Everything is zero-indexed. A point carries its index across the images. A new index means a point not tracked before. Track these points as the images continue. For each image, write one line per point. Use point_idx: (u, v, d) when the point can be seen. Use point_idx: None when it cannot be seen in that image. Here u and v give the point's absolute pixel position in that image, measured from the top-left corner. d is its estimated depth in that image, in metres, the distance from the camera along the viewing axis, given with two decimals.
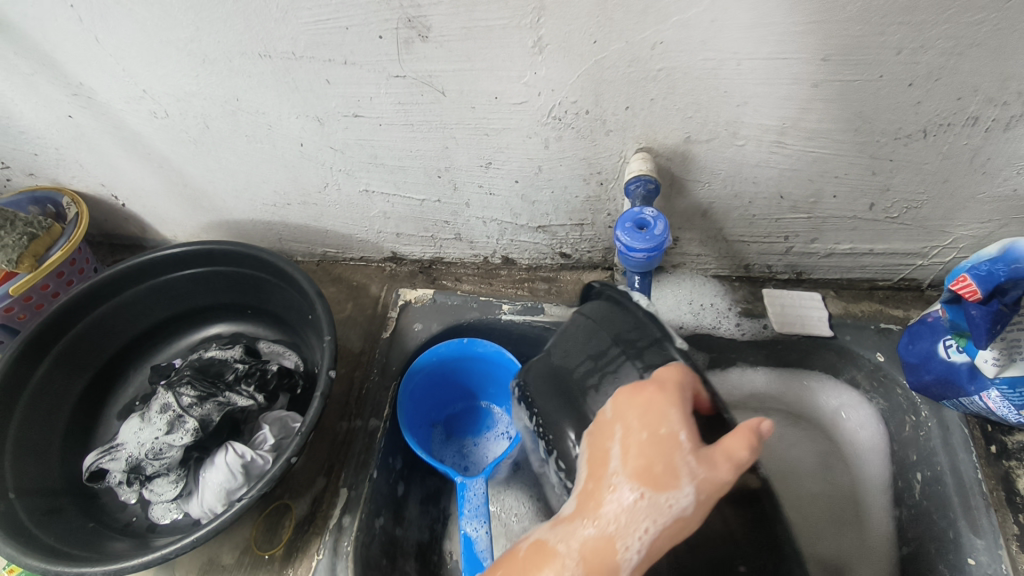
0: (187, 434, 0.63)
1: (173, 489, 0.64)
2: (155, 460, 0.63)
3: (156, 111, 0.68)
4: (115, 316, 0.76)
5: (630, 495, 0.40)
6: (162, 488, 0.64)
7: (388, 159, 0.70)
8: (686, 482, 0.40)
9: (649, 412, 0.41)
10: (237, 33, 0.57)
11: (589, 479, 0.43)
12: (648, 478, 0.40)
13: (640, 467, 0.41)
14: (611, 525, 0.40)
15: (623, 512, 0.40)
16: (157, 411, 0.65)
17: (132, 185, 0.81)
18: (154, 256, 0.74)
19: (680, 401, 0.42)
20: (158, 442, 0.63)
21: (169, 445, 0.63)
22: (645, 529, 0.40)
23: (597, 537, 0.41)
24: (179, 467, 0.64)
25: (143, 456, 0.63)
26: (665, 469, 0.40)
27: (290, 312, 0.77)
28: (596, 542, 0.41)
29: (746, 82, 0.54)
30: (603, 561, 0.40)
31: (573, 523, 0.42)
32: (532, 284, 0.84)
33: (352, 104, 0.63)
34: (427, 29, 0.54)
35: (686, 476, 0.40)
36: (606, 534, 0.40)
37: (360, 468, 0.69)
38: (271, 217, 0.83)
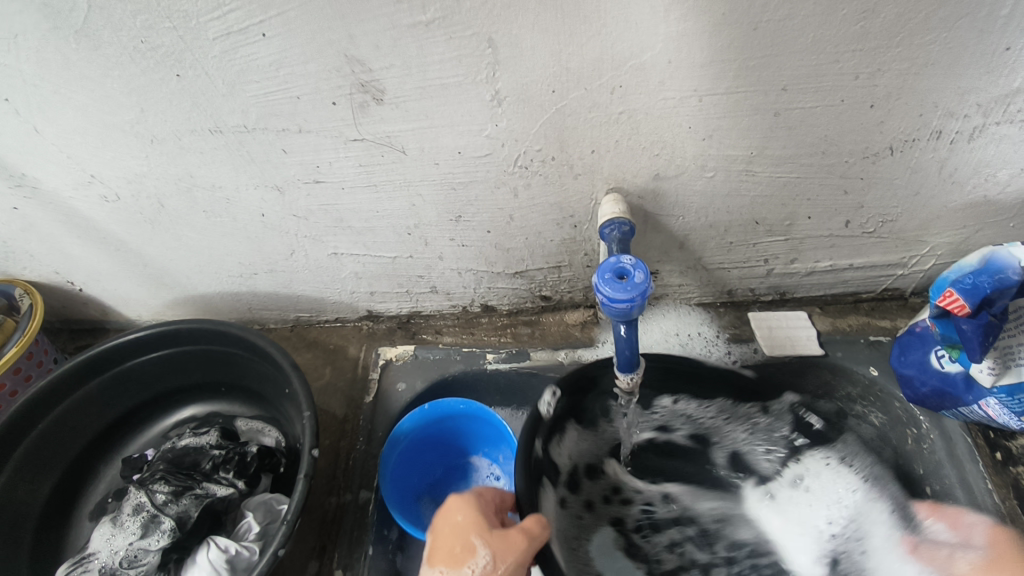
0: (164, 536, 0.59)
1: None
2: (131, 568, 0.59)
3: (106, 195, 0.65)
4: (78, 411, 0.72)
5: (481, 555, 0.48)
6: None
7: (355, 222, 0.68)
8: (475, 538, 0.50)
9: (459, 537, 0.50)
10: (183, 111, 0.55)
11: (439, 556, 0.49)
12: (482, 532, 0.50)
13: (471, 526, 0.51)
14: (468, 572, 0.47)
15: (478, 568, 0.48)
16: (129, 514, 0.61)
17: (88, 270, 0.77)
18: (118, 343, 0.71)
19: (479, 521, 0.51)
20: (133, 547, 0.59)
21: (145, 550, 0.59)
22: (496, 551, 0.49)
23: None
24: (157, 572, 0.59)
25: (118, 565, 0.59)
26: (461, 549, 0.49)
27: (266, 387, 0.74)
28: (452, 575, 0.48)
29: (709, 117, 0.53)
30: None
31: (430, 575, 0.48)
32: (515, 329, 0.82)
33: (311, 170, 0.61)
34: (381, 92, 0.52)
35: (487, 540, 0.49)
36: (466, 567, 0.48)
37: (353, 546, 0.66)
38: (239, 288, 0.80)
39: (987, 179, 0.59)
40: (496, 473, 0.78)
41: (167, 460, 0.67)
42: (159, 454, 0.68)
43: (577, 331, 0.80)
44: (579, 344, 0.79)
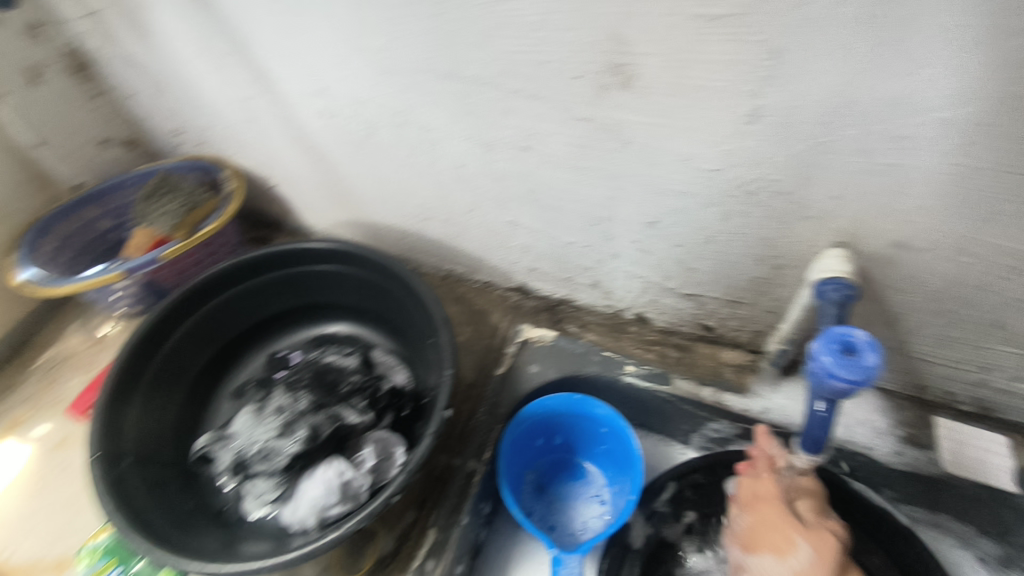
0: (296, 443, 0.64)
1: (272, 491, 0.64)
2: (263, 461, 0.64)
3: (328, 109, 0.68)
4: (246, 298, 0.77)
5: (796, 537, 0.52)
6: (261, 490, 0.64)
7: (546, 197, 0.65)
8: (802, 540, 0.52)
9: (778, 529, 0.54)
10: (428, 50, 0.55)
11: (767, 549, 0.53)
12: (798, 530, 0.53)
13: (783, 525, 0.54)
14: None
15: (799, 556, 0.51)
16: (270, 412, 0.68)
17: (287, 171, 0.82)
18: (293, 248, 0.74)
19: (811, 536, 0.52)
20: (268, 444, 0.65)
21: (278, 450, 0.64)
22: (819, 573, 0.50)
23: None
24: (282, 472, 0.63)
25: (252, 454, 0.65)
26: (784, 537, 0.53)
27: (411, 329, 0.75)
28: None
29: (999, 198, 0.45)
30: None
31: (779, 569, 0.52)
32: (663, 349, 0.77)
33: (525, 137, 0.59)
34: (631, 78, 0.49)
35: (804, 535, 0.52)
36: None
37: (451, 511, 0.66)
38: (410, 226, 0.81)
39: None
40: (603, 496, 0.76)
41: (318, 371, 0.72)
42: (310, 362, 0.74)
43: (729, 371, 0.74)
44: (728, 387, 0.72)
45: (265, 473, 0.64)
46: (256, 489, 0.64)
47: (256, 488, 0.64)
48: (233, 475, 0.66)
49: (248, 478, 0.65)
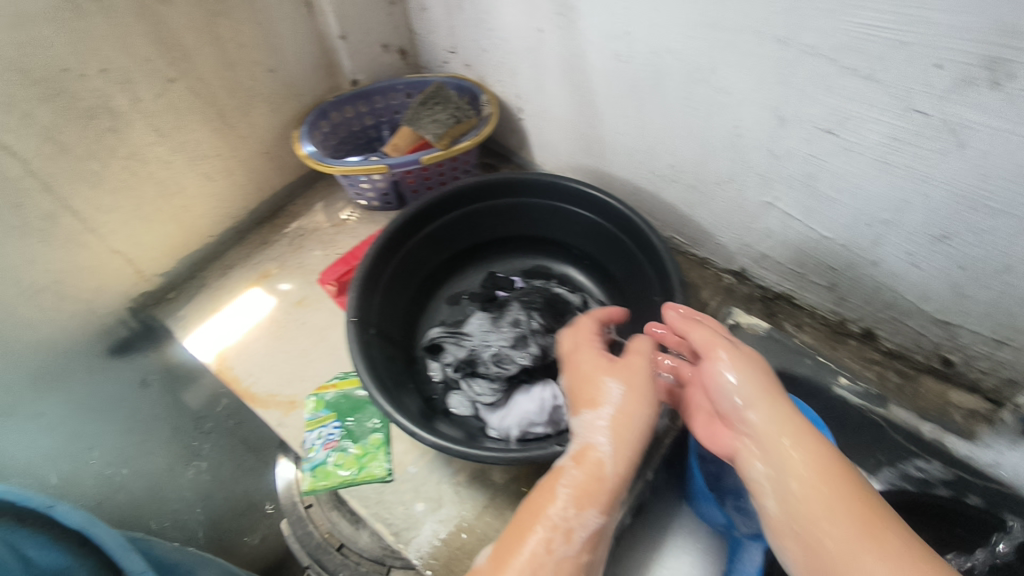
0: (527, 357, 0.69)
1: (488, 395, 0.68)
2: (492, 364, 0.69)
3: (620, 53, 0.68)
4: (483, 216, 0.82)
5: (614, 388, 0.54)
6: (478, 390, 0.68)
7: (824, 185, 0.63)
8: (614, 382, 0.54)
9: (591, 382, 0.56)
10: (769, 10, 0.53)
11: (582, 402, 0.55)
12: (623, 375, 0.55)
13: (618, 369, 0.55)
14: (579, 525, 0.48)
15: (612, 397, 0.53)
16: (507, 324, 0.74)
17: (543, 106, 0.84)
18: (541, 178, 0.77)
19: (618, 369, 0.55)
20: (502, 351, 0.70)
21: (510, 358, 0.69)
22: (626, 400, 0.53)
23: (607, 425, 0.52)
24: (504, 380, 0.68)
25: (484, 356, 0.71)
26: (596, 391, 0.55)
27: (633, 284, 0.77)
28: (577, 500, 0.49)
29: None
30: (589, 488, 0.49)
31: (590, 414, 0.53)
32: (883, 372, 0.74)
33: (834, 119, 0.57)
34: (1007, 77, 0.45)
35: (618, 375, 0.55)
36: (563, 521, 0.48)
37: (641, 464, 0.67)
38: (647, 186, 0.82)
39: None
40: None
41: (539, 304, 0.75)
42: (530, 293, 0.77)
43: (957, 414, 0.69)
44: (953, 428, 0.68)
45: (489, 376, 0.68)
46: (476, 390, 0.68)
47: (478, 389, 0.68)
48: (455, 369, 0.71)
49: (470, 375, 0.70)
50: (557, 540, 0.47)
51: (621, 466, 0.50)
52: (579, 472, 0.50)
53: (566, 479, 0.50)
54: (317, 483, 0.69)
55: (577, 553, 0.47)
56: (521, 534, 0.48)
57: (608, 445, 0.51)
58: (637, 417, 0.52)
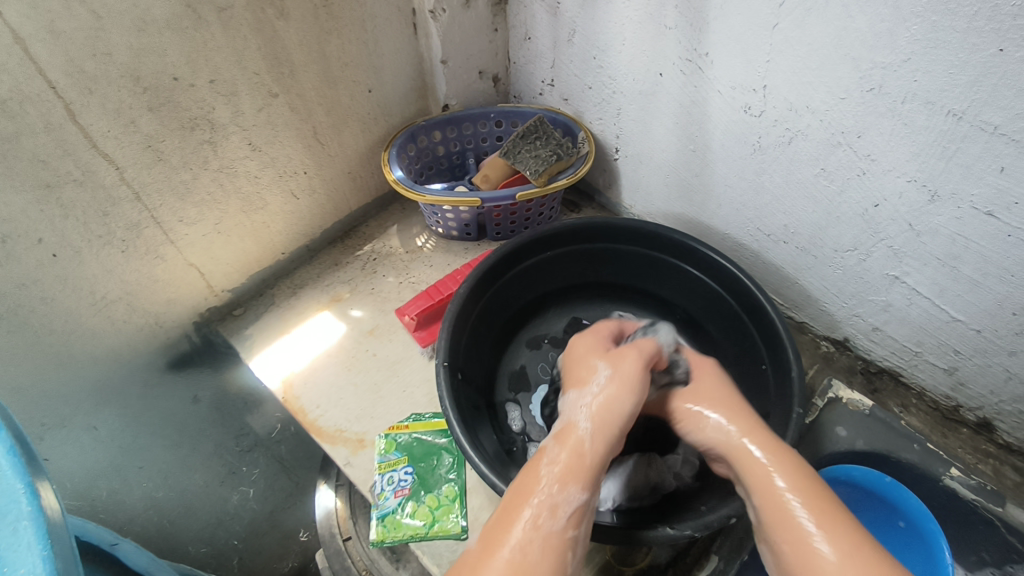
0: None
1: None
2: None
3: (751, 106, 0.65)
4: (573, 258, 0.78)
5: (603, 370, 0.57)
6: None
7: (968, 268, 0.58)
8: (598, 364, 0.57)
9: (582, 365, 0.59)
10: (945, 82, 0.49)
11: (574, 383, 0.58)
12: (605, 362, 0.57)
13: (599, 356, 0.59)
14: (563, 500, 0.46)
15: (598, 380, 0.56)
16: None
17: (645, 150, 0.80)
18: (644, 226, 0.74)
19: (616, 357, 0.57)
20: None
21: None
22: (611, 383, 0.55)
23: (586, 406, 0.53)
24: None
25: None
26: (617, 412, 0.53)
27: (731, 346, 0.73)
28: (563, 475, 0.48)
29: None
30: (572, 471, 0.48)
31: (574, 395, 0.55)
32: (999, 466, 0.68)
33: (1000, 201, 0.52)
34: None
35: (609, 363, 0.57)
36: (549, 493, 0.46)
37: (737, 545, 0.64)
38: (750, 242, 0.78)
39: None
40: None
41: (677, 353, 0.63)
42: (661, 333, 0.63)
43: None
44: None
45: None
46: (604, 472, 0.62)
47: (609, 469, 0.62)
48: None
49: None
50: (546, 512, 0.45)
51: (599, 445, 0.51)
52: (561, 452, 0.50)
53: (551, 456, 0.49)
54: (387, 534, 0.62)
55: (562, 529, 0.44)
56: (507, 518, 0.45)
57: (586, 421, 0.52)
58: (619, 406, 0.53)
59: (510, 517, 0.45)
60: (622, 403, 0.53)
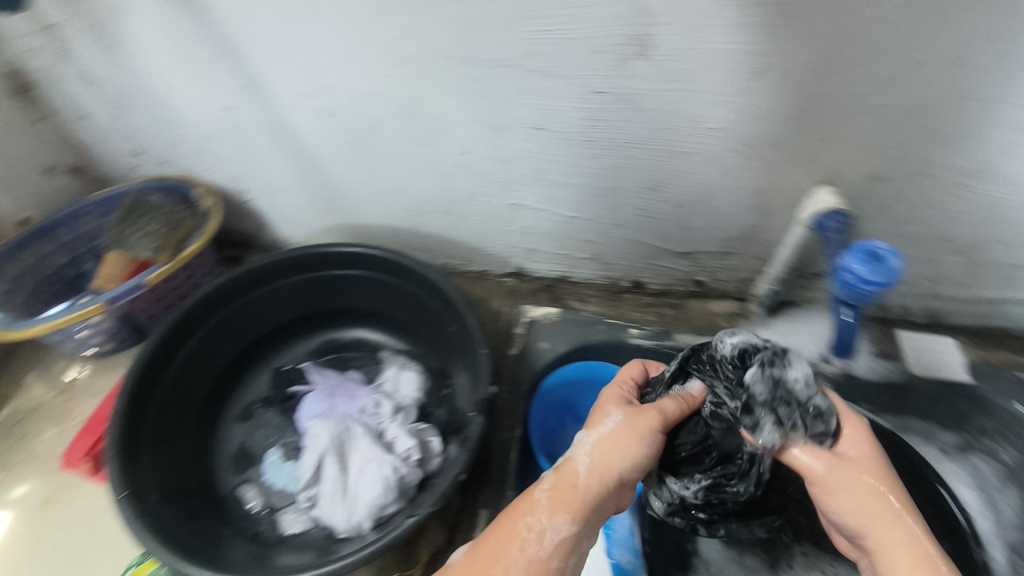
0: (364, 437, 0.65)
1: (337, 500, 0.62)
2: (334, 461, 0.64)
3: (325, 109, 0.67)
4: (240, 315, 0.73)
5: (615, 417, 0.53)
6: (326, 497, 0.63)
7: (553, 174, 0.69)
8: (615, 411, 0.53)
9: (601, 408, 0.55)
10: (447, 36, 0.57)
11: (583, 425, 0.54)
12: (624, 411, 0.53)
13: (619, 404, 0.55)
14: (553, 527, 0.46)
15: (610, 424, 0.52)
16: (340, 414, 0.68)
17: (267, 182, 0.79)
18: (292, 255, 0.71)
19: (633, 414, 0.53)
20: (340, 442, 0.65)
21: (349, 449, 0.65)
22: (629, 427, 0.51)
23: (591, 444, 0.51)
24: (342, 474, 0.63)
25: (325, 453, 0.64)
26: (628, 437, 0.51)
27: (424, 324, 0.75)
28: (554, 503, 0.47)
29: (957, 125, 0.55)
30: (561, 497, 0.48)
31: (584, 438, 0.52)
32: (659, 310, 0.83)
33: (538, 116, 0.62)
34: (649, 48, 0.54)
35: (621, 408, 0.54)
36: (534, 522, 0.47)
37: (499, 488, 0.69)
38: (403, 224, 0.81)
39: None
40: None
41: (768, 406, 0.47)
42: (755, 387, 0.47)
43: (723, 320, 0.81)
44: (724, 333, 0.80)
45: (332, 478, 0.63)
46: (677, 488, 0.57)
47: (682, 486, 0.57)
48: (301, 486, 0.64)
49: (310, 484, 0.64)
50: (531, 542, 0.46)
51: (598, 487, 0.48)
52: (555, 477, 0.49)
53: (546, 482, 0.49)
54: None
55: (550, 559, 0.46)
56: (496, 556, 0.45)
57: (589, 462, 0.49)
58: (631, 451, 0.50)
59: (483, 559, 0.46)
60: (649, 449, 0.51)
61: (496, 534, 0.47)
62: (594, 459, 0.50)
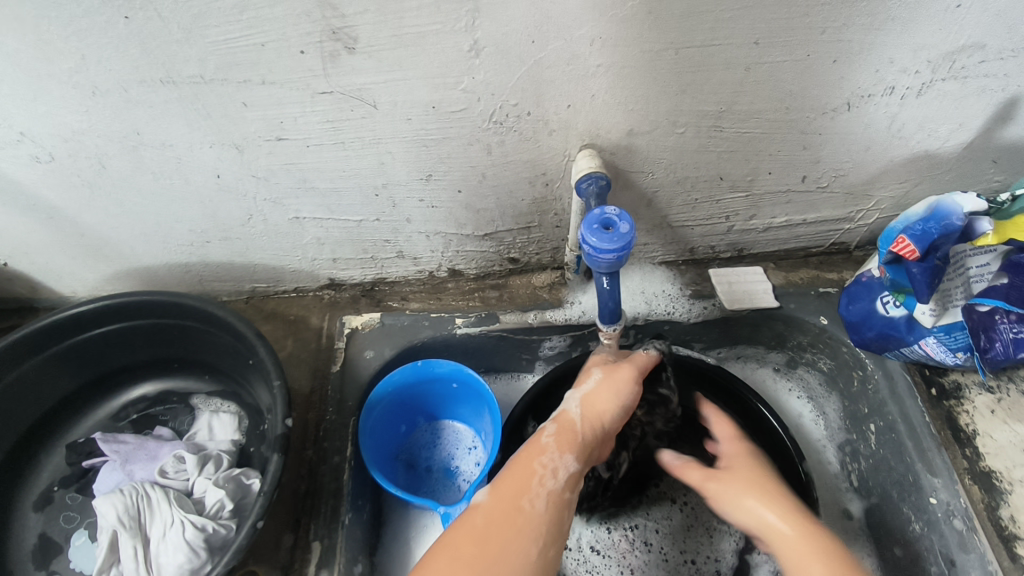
0: (162, 500, 0.60)
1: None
2: (132, 534, 0.59)
3: (37, 155, 0.59)
4: (10, 395, 0.65)
5: (595, 375, 0.62)
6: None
7: (319, 182, 0.64)
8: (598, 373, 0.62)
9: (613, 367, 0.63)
10: (131, 59, 0.50)
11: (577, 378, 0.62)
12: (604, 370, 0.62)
13: (605, 366, 0.62)
14: (561, 468, 0.53)
15: (592, 381, 0.61)
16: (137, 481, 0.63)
17: (14, 241, 0.70)
18: (54, 319, 0.64)
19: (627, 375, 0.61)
20: (135, 512, 0.60)
21: (147, 517, 0.60)
22: (605, 383, 0.60)
23: (579, 398, 0.59)
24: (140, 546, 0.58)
25: (119, 528, 0.59)
26: (599, 394, 0.60)
27: (226, 361, 0.70)
28: (558, 444, 0.55)
29: (683, 71, 0.54)
30: (564, 437, 0.56)
31: (576, 390, 0.60)
32: (483, 293, 0.81)
33: (273, 126, 0.57)
34: (353, 41, 0.50)
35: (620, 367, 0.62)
36: (548, 461, 0.53)
37: (331, 516, 0.65)
38: (189, 258, 0.75)
39: (928, 135, 0.63)
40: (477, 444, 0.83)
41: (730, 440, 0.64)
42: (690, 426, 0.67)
43: (545, 292, 0.80)
44: (547, 305, 0.79)
45: (132, 554, 0.58)
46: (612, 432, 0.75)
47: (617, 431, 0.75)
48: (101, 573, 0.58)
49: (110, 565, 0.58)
50: (547, 477, 0.52)
51: (591, 432, 0.57)
52: (556, 426, 0.57)
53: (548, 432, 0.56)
54: None
55: (562, 490, 0.52)
56: (507, 502, 0.50)
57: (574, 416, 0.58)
58: (608, 406, 0.59)
59: (507, 496, 0.50)
60: (613, 404, 0.59)
61: (511, 476, 0.52)
62: (558, 420, 0.57)
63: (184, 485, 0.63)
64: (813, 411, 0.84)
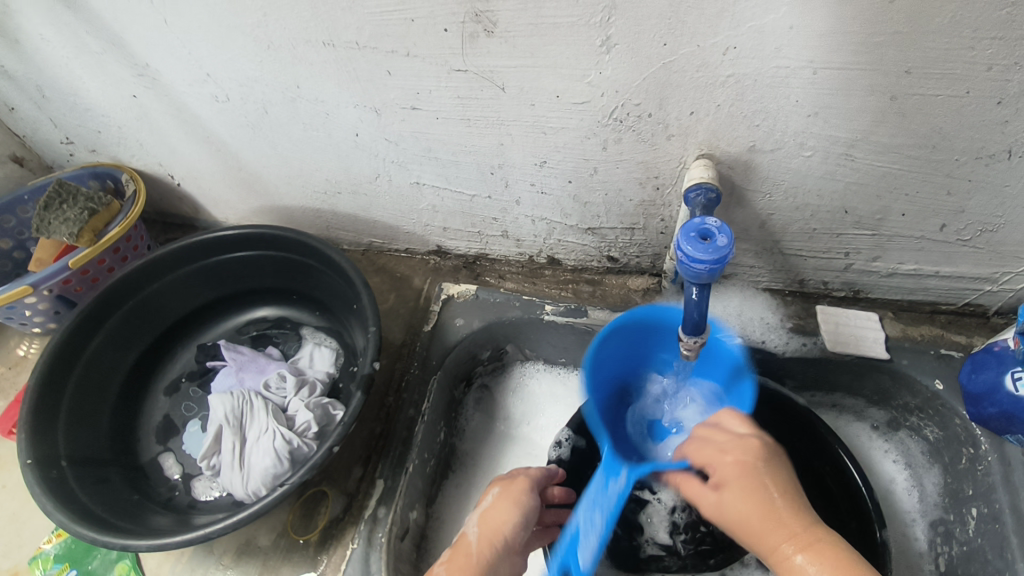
0: (265, 409, 0.69)
1: (236, 471, 0.66)
2: (235, 429, 0.68)
3: (217, 95, 0.69)
4: (163, 295, 0.77)
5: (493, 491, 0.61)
6: (226, 467, 0.67)
7: (442, 153, 0.69)
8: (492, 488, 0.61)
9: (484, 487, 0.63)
10: (302, 21, 0.57)
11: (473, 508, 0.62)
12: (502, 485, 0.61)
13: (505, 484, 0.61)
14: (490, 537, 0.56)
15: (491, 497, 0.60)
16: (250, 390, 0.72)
17: (188, 166, 0.82)
18: (205, 238, 0.75)
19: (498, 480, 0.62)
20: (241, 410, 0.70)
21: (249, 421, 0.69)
22: (501, 499, 0.59)
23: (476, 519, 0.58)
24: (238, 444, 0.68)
25: (225, 421, 0.69)
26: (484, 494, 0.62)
27: (335, 302, 0.78)
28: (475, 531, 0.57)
29: (819, 92, 0.52)
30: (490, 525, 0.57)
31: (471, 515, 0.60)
32: (577, 286, 0.83)
33: (410, 96, 0.63)
34: (493, 24, 0.53)
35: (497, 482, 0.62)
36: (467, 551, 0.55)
37: (397, 461, 0.69)
38: (321, 204, 0.83)
39: None
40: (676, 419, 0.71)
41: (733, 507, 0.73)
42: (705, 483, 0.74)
43: (638, 296, 0.80)
44: (638, 309, 0.78)
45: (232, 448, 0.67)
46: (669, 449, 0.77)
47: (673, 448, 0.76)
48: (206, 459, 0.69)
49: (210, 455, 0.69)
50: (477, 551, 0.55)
51: (506, 512, 0.58)
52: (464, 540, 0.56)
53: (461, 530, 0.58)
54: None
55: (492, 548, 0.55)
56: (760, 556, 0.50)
57: (475, 531, 0.57)
58: (504, 521, 0.57)
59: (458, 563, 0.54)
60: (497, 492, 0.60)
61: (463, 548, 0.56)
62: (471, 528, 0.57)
63: (281, 401, 0.72)
64: (908, 480, 0.76)
